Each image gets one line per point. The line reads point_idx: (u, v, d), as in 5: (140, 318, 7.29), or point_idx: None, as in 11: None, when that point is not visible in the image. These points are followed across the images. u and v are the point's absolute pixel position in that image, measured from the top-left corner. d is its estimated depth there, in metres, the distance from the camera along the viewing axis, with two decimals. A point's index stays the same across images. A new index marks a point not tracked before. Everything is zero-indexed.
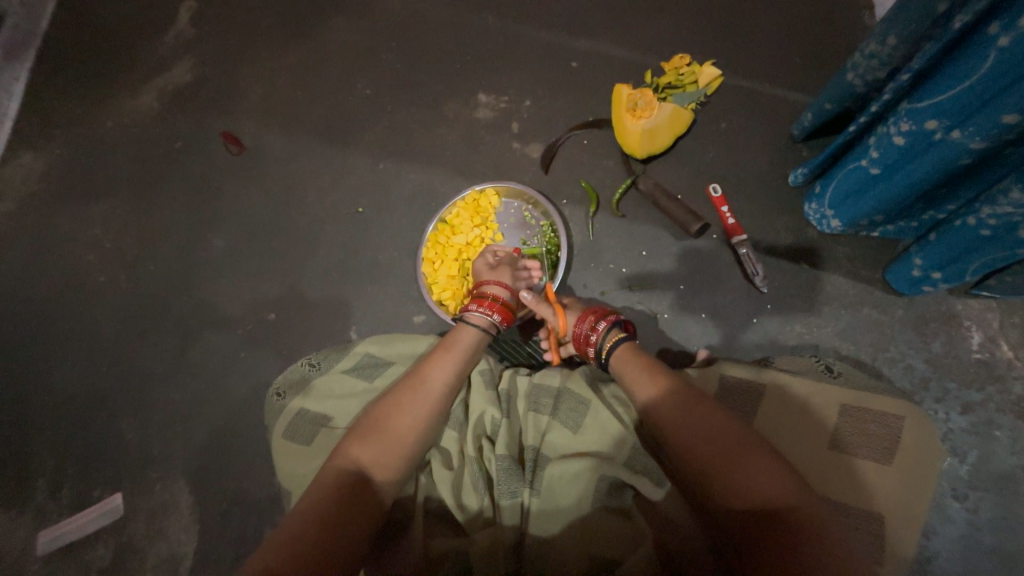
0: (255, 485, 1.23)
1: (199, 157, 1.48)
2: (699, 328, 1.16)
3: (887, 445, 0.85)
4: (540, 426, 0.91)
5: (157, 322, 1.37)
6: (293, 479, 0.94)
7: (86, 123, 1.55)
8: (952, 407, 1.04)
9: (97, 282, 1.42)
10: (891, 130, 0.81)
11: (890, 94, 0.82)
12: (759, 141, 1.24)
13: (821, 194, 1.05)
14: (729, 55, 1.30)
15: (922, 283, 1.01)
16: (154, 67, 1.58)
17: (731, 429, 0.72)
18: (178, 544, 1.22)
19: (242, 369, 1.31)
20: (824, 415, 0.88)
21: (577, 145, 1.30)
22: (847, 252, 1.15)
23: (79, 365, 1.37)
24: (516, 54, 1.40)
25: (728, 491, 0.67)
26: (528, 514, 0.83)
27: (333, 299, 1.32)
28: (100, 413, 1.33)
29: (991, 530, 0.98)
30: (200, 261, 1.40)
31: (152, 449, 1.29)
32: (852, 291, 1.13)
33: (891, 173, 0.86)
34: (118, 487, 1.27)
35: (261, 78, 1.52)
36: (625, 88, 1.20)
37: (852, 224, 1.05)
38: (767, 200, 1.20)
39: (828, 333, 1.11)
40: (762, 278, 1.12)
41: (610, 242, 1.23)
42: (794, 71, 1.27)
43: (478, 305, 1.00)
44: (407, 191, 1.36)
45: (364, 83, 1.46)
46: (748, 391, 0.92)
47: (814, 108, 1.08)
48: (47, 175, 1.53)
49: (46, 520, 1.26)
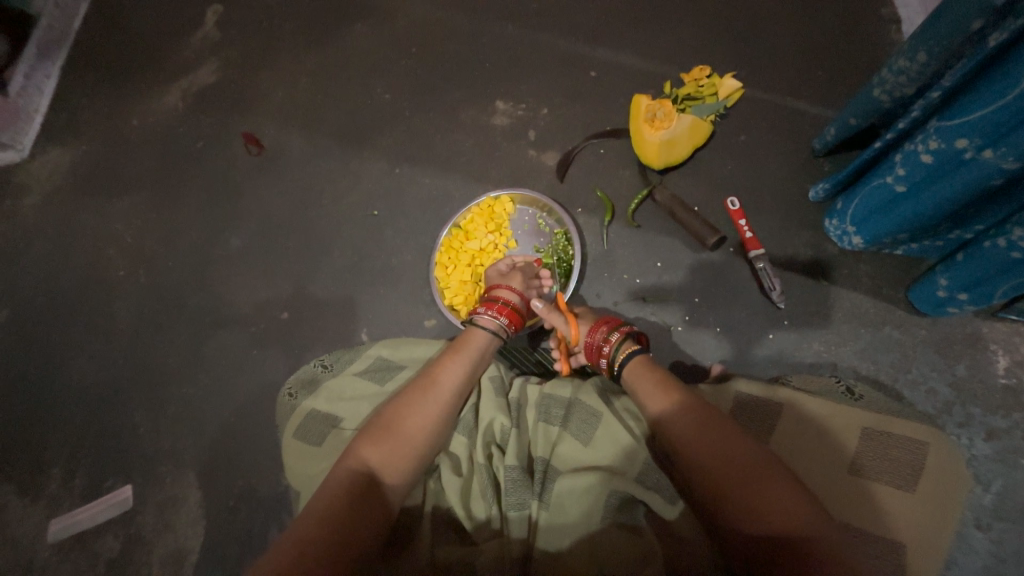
0: (263, 483, 1.24)
1: (220, 157, 1.51)
2: (713, 343, 1.14)
3: (910, 473, 0.82)
4: (550, 437, 0.89)
5: (173, 317, 1.40)
6: (302, 480, 0.93)
7: (112, 120, 1.59)
8: (975, 433, 1.01)
9: (117, 275, 1.45)
10: (918, 147, 0.80)
11: (919, 111, 0.81)
12: (779, 154, 1.22)
13: (843, 210, 1.04)
14: (749, 67, 1.30)
15: (947, 304, 0.99)
16: (180, 67, 1.61)
17: (747, 449, 0.71)
18: (185, 539, 1.22)
19: (254, 367, 1.32)
20: (844, 437, 0.85)
21: (594, 154, 1.30)
22: (868, 269, 1.12)
23: (96, 357, 1.40)
24: (535, 62, 1.41)
25: (742, 514, 0.66)
26: (536, 525, 0.82)
27: (345, 300, 1.33)
28: (115, 405, 1.35)
29: (1016, 562, 0.94)
30: (218, 258, 1.42)
31: (163, 442, 1.30)
32: (872, 309, 1.10)
33: (917, 191, 0.85)
34: (128, 479, 1.29)
35: (282, 81, 1.55)
36: (643, 98, 1.20)
37: (875, 242, 1.03)
38: (785, 214, 1.18)
39: (847, 351, 1.09)
40: (779, 294, 1.10)
41: (624, 253, 1.22)
42: (816, 84, 1.26)
43: (487, 308, 1.01)
44: (423, 196, 1.37)
45: (383, 88, 1.48)
46: (763, 409, 0.90)
47: (837, 123, 1.06)
48: (73, 170, 1.56)
49: (58, 508, 1.28)
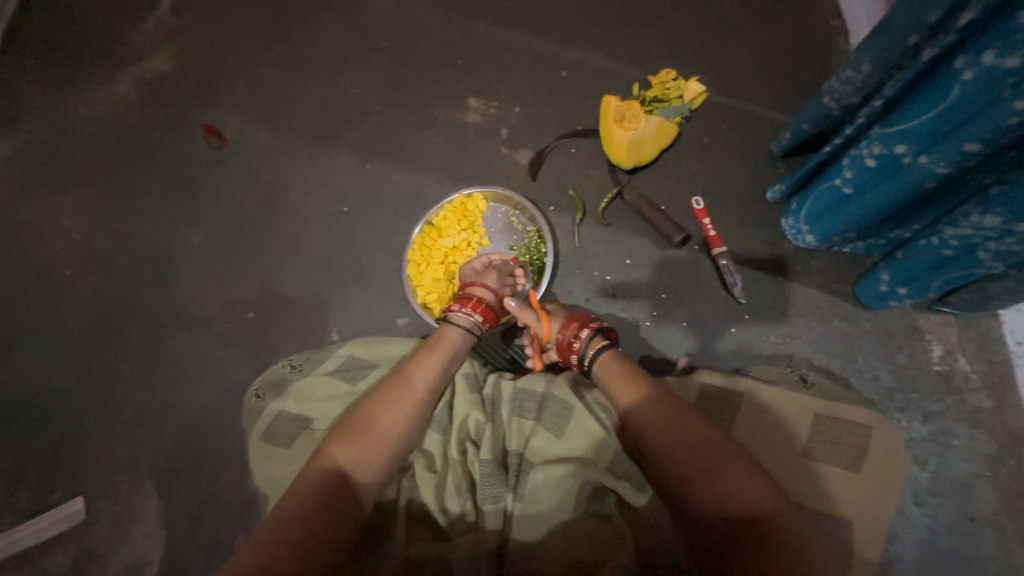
0: (228, 488, 1.20)
1: (177, 150, 1.44)
2: (679, 337, 1.19)
3: (856, 454, 0.89)
4: (524, 431, 0.91)
5: (128, 318, 1.33)
6: (271, 483, 0.91)
7: (56, 109, 1.49)
8: (913, 417, 1.10)
9: (64, 274, 1.37)
10: (863, 152, 0.86)
11: (863, 118, 0.87)
12: (740, 156, 1.28)
13: (797, 210, 1.10)
14: (712, 72, 1.35)
15: (889, 298, 1.06)
16: (132, 54, 1.53)
17: (710, 437, 0.74)
18: (144, 550, 1.17)
19: (217, 369, 1.28)
20: (799, 424, 0.91)
21: (565, 153, 1.32)
22: (820, 266, 1.20)
23: (41, 361, 1.31)
24: (507, 60, 1.41)
25: (705, 498, 0.70)
26: (510, 518, 0.84)
27: (314, 299, 1.30)
28: (63, 412, 1.27)
29: (948, 533, 1.03)
30: (177, 256, 1.36)
31: (119, 450, 1.24)
32: (823, 303, 1.18)
33: (862, 192, 0.91)
34: (79, 490, 1.22)
35: (244, 72, 1.49)
36: (613, 99, 1.23)
37: (826, 240, 1.09)
38: (746, 213, 1.24)
39: (801, 343, 1.16)
40: (740, 289, 1.16)
41: (594, 250, 1.25)
42: (773, 90, 1.32)
43: (462, 306, 1.01)
44: (394, 192, 1.35)
45: (353, 82, 1.45)
46: (724, 399, 0.95)
47: (791, 128, 1.12)
48: (12, 161, 1.46)
49: (0, 524, 1.20)
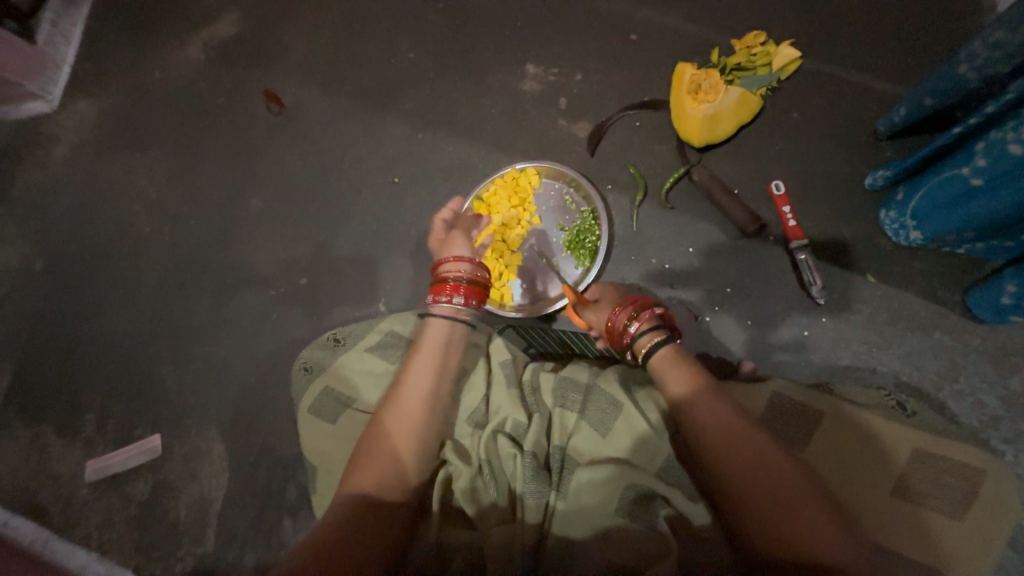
0: (283, 443, 1.27)
1: (241, 114, 1.47)
2: (743, 337, 1.08)
3: (960, 499, 0.78)
4: (567, 426, 0.87)
5: (197, 275, 1.41)
6: (320, 455, 0.95)
7: (136, 72, 1.56)
8: (1022, 450, 0.95)
9: (144, 231, 1.46)
10: (1007, 136, 0.72)
11: (1014, 93, 0.72)
12: (835, 136, 1.12)
13: (903, 201, 0.94)
14: (810, 34, 1.17)
15: (1009, 313, 0.90)
16: (202, 18, 1.56)
17: (784, 477, 0.66)
18: (210, 489, 1.28)
19: (273, 330, 1.33)
20: (892, 454, 0.81)
21: (628, 127, 1.21)
22: (922, 268, 1.04)
23: (125, 310, 1.43)
24: (572, 22, 1.30)
25: (773, 541, 0.64)
26: (550, 515, 0.81)
27: (364, 268, 1.31)
28: (144, 358, 1.38)
29: None
30: (240, 219, 1.41)
31: (189, 397, 1.34)
32: (922, 311, 1.03)
33: (996, 186, 0.76)
34: (156, 429, 1.34)
35: (304, 35, 1.48)
36: (689, 68, 1.14)
37: (935, 239, 0.93)
38: (836, 203, 1.09)
39: (890, 355, 1.02)
40: (818, 289, 1.03)
41: (653, 235, 1.16)
42: (885, 57, 1.13)
43: (441, 296, 0.95)
44: (445, 164, 1.31)
45: (409, 46, 1.40)
46: (801, 415, 0.85)
47: (908, 103, 0.95)
48: (99, 121, 1.55)
49: (92, 451, 1.35)
